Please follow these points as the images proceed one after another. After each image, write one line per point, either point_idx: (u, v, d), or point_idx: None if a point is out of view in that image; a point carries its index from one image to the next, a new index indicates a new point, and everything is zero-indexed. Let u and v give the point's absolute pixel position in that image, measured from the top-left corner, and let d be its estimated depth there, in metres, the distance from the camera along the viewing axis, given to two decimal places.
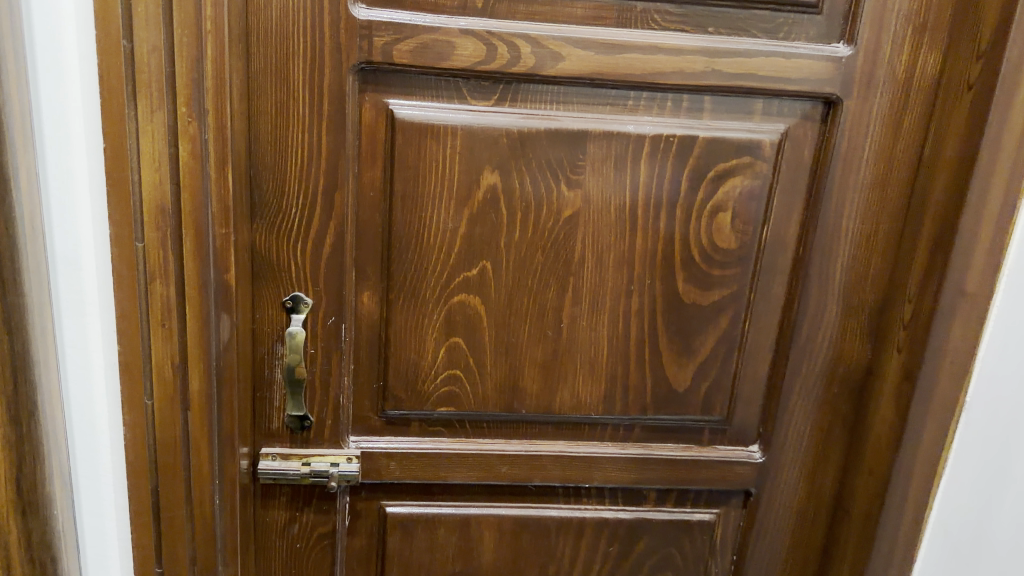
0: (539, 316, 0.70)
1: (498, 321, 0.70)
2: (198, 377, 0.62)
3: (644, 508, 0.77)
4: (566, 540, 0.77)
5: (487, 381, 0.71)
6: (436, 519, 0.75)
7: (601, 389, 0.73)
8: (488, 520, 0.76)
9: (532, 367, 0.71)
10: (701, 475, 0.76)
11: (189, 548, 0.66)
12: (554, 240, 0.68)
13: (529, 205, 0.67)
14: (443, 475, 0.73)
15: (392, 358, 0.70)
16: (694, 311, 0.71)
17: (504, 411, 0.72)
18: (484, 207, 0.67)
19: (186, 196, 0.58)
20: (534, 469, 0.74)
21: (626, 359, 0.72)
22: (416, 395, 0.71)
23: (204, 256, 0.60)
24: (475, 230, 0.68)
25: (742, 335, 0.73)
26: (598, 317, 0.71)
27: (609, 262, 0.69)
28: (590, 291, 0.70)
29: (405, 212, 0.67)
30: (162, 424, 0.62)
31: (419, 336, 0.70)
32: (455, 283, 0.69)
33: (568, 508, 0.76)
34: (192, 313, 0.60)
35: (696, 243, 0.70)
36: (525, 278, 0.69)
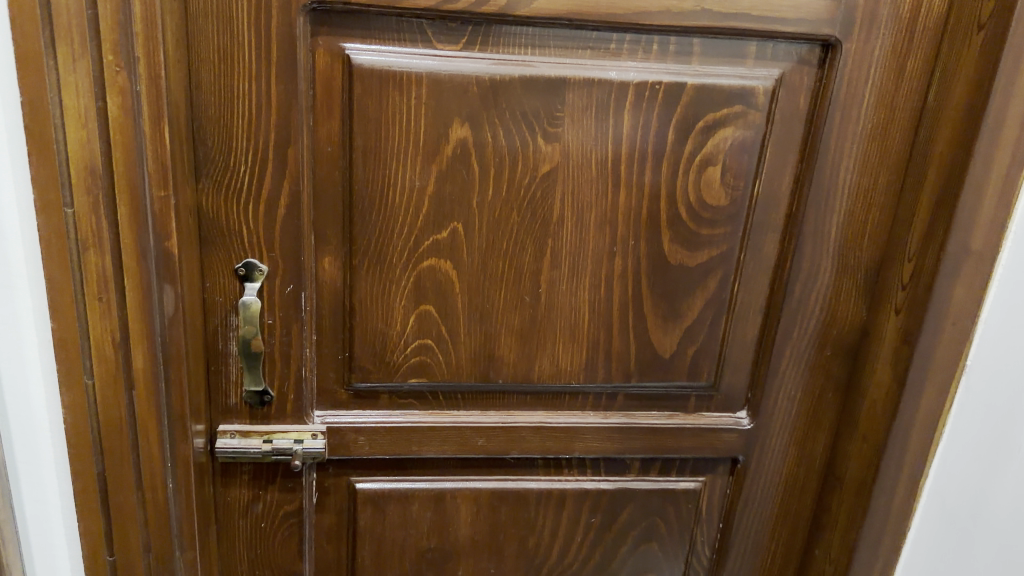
0: (516, 281, 0.65)
1: (471, 286, 0.65)
2: (142, 353, 0.56)
3: (629, 479, 0.73)
4: (547, 513, 0.73)
5: (460, 349, 0.67)
6: (408, 494, 0.71)
7: (582, 357, 0.68)
8: (463, 494, 0.72)
9: (508, 335, 0.67)
10: (687, 443, 0.72)
11: (143, 534, 0.61)
12: (531, 198, 0.63)
13: (502, 160, 0.62)
14: (415, 449, 0.69)
15: (357, 328, 0.65)
16: (681, 273, 0.67)
17: (478, 381, 0.68)
18: (454, 163, 0.62)
19: (118, 155, 0.52)
20: (512, 440, 0.70)
21: (608, 324, 0.67)
22: (384, 366, 0.67)
23: (143, 222, 0.54)
24: (444, 188, 0.62)
25: (731, 297, 0.68)
26: (578, 279, 0.66)
27: (590, 221, 0.64)
28: (569, 253, 0.65)
29: (367, 169, 0.61)
30: (104, 406, 0.56)
31: (386, 304, 0.65)
32: (424, 246, 0.64)
33: (548, 480, 0.72)
34: (132, 285, 0.54)
35: (683, 199, 0.65)
36: (499, 239, 0.64)
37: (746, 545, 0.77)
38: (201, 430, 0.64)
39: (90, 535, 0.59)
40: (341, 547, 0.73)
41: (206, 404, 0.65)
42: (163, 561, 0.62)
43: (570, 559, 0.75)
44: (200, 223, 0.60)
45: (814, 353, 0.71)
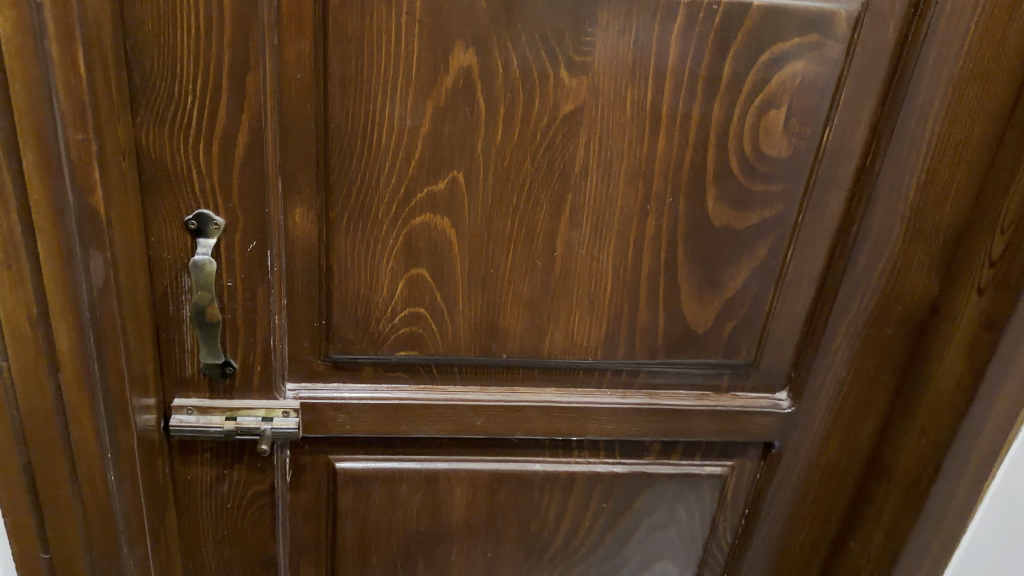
0: (528, 242, 0.54)
1: (473, 247, 0.54)
2: (66, 339, 0.46)
3: (647, 462, 0.65)
4: (553, 497, 0.65)
5: (459, 319, 0.56)
6: (395, 475, 0.62)
7: (602, 330, 0.58)
8: (458, 476, 0.63)
9: (516, 303, 0.56)
10: (716, 426, 0.63)
11: (82, 531, 0.52)
12: (549, 144, 0.51)
13: (515, 96, 0.50)
14: (403, 429, 0.60)
15: (336, 292, 0.55)
16: (725, 237, 0.55)
17: (477, 355, 0.58)
18: (455, 98, 0.49)
19: (19, 86, 0.40)
20: (515, 420, 0.60)
21: (634, 294, 0.57)
22: (369, 336, 0.57)
23: (58, 175, 0.42)
24: (442, 128, 0.50)
25: (781, 267, 0.57)
26: (601, 242, 0.55)
27: (619, 174, 0.53)
28: (593, 211, 0.54)
29: (348, 104, 0.49)
30: (26, 393, 0.47)
31: (371, 265, 0.54)
32: (416, 198, 0.52)
33: (556, 462, 0.63)
34: (49, 250, 0.44)
35: (735, 150, 0.53)
36: (507, 192, 0.53)
37: (773, 534, 0.69)
38: (150, 406, 0.54)
39: (21, 539, 0.50)
40: (320, 528, 0.64)
41: (156, 377, 0.55)
42: (109, 558, 0.53)
43: (576, 544, 0.67)
44: (137, 167, 0.48)
45: (872, 332, 0.60)
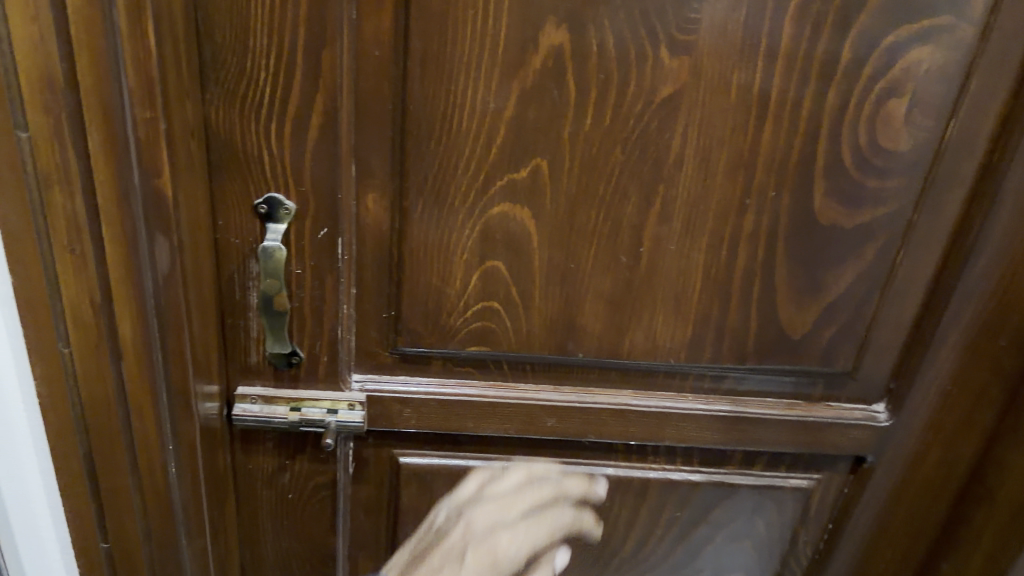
0: (613, 235, 0.50)
1: (554, 240, 0.50)
2: (130, 322, 0.44)
3: (725, 470, 0.61)
4: (624, 503, 0.61)
5: (535, 315, 0.53)
6: (461, 473, 0.59)
7: (688, 331, 0.54)
8: (526, 477, 0.60)
9: (597, 301, 0.53)
10: (805, 438, 0.58)
11: (141, 523, 0.50)
12: (642, 131, 0.47)
13: (609, 78, 0.46)
14: (470, 427, 0.57)
15: (406, 283, 0.52)
16: (829, 236, 0.51)
17: (552, 352, 0.55)
18: (544, 79, 0.46)
19: (83, 60, 0.38)
20: (589, 423, 0.57)
21: (725, 294, 0.53)
22: (440, 330, 0.53)
23: (124, 155, 0.40)
24: (528, 111, 0.46)
25: (890, 269, 0.52)
26: (693, 238, 0.51)
27: (717, 165, 0.48)
28: (685, 205, 0.50)
29: (428, 83, 0.45)
30: (87, 382, 0.45)
31: (444, 256, 0.51)
32: (494, 186, 0.49)
33: (629, 467, 0.60)
34: (113, 235, 0.41)
35: (847, 141, 0.48)
36: (594, 182, 0.49)
37: (856, 556, 0.63)
38: (213, 394, 0.52)
39: (80, 523, 0.49)
40: (380, 523, 0.62)
41: (220, 363, 0.53)
42: (167, 549, 0.52)
43: (645, 552, 0.64)
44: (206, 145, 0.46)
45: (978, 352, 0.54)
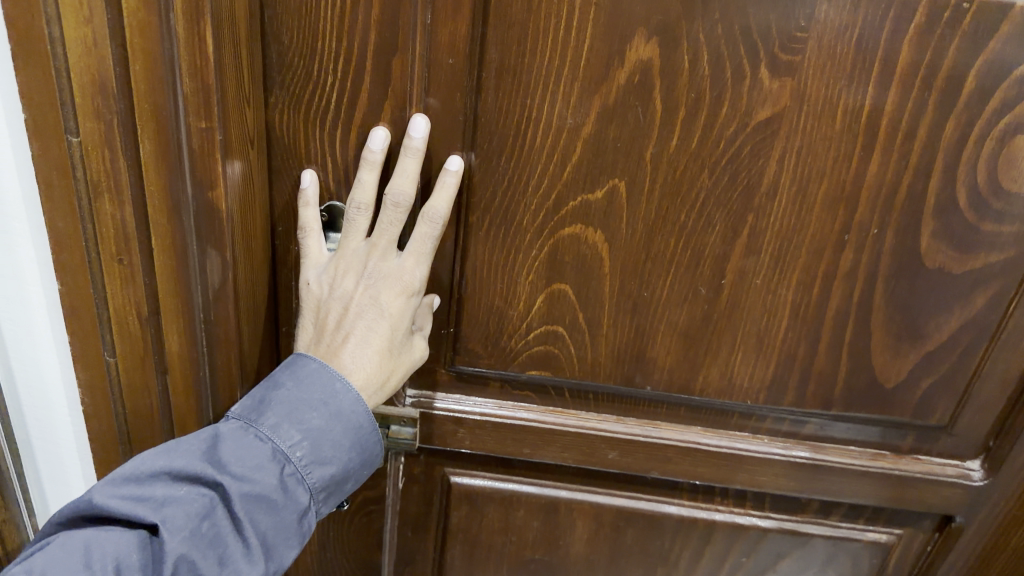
0: (692, 266, 0.47)
1: (627, 269, 0.47)
2: (177, 335, 0.45)
3: (797, 517, 0.56)
4: (685, 543, 0.57)
5: (601, 344, 0.50)
6: (514, 497, 0.56)
7: (768, 372, 0.50)
8: (582, 508, 0.56)
9: (670, 334, 0.49)
10: (888, 492, 0.54)
11: None
12: (732, 157, 0.43)
13: (701, 98, 0.42)
14: (526, 452, 0.54)
15: (467, 302, 0.49)
16: (936, 281, 0.46)
17: (617, 385, 0.51)
18: (628, 96, 0.42)
19: (138, 65, 0.36)
20: (653, 459, 0.53)
21: (813, 336, 0.48)
22: (499, 352, 0.51)
23: (175, 168, 0.39)
24: (609, 130, 0.43)
25: (997, 325, 0.47)
26: (781, 274, 0.46)
27: (815, 198, 0.44)
28: (776, 238, 0.45)
29: (502, 96, 0.42)
30: (131, 386, 0.46)
31: (508, 277, 0.48)
32: (565, 208, 0.45)
33: (693, 507, 0.56)
34: (161, 244, 0.41)
35: (964, 182, 0.43)
36: (674, 208, 0.45)
37: None
38: None
39: None
40: (429, 541, 0.60)
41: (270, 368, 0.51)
42: None
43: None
44: (265, 153, 0.44)
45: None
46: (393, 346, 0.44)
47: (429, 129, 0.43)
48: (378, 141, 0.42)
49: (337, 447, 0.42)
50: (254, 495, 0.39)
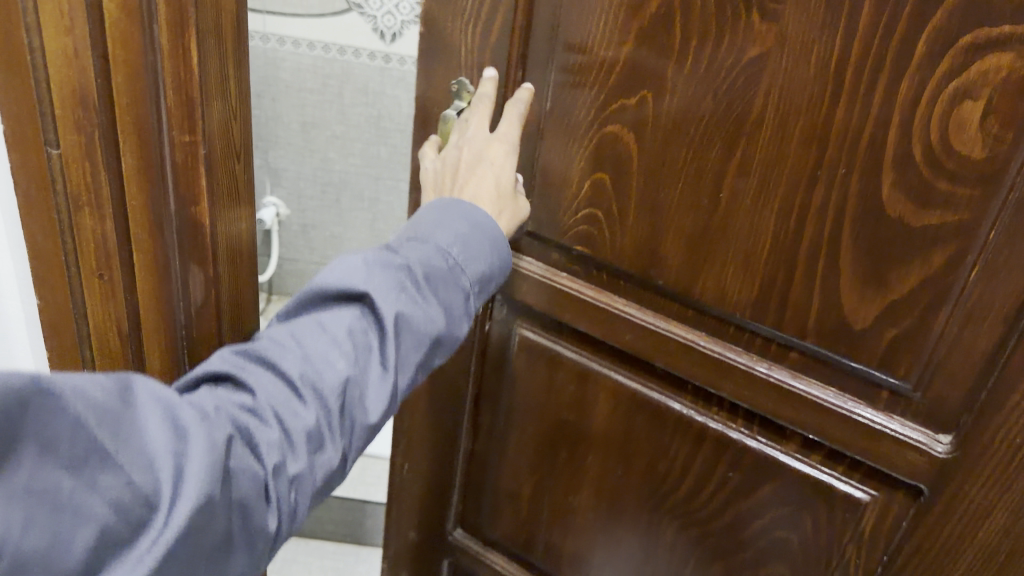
0: (695, 178, 0.58)
1: (649, 167, 0.59)
2: (149, 279, 0.61)
3: (767, 441, 0.63)
4: (681, 443, 0.67)
5: (626, 233, 0.63)
6: (557, 356, 0.72)
7: (754, 288, 0.58)
8: (605, 383, 0.69)
9: (677, 235, 0.60)
10: (856, 440, 0.58)
11: None
12: (728, 84, 0.54)
13: (707, 31, 0.53)
14: (567, 316, 0.69)
15: (536, 182, 0.66)
16: (900, 231, 0.51)
17: (648, 278, 0.63)
18: (655, 23, 0.55)
19: (120, 74, 0.53)
20: (657, 348, 0.65)
21: (792, 258, 0.56)
22: (554, 227, 0.66)
23: (152, 159, 0.56)
24: (641, 51, 0.56)
25: (961, 288, 0.50)
26: (765, 199, 0.55)
27: (794, 132, 0.53)
28: (764, 160, 0.54)
29: (573, 14, 0.58)
30: (105, 320, 0.64)
31: (566, 164, 0.63)
32: (611, 108, 0.59)
33: (693, 410, 0.66)
34: (139, 226, 0.59)
35: (920, 136, 0.48)
36: (685, 120, 0.57)
37: None
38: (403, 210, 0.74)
39: None
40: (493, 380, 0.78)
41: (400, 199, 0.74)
42: None
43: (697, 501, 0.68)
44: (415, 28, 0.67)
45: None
46: (500, 192, 0.60)
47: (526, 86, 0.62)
48: (489, 71, 0.62)
49: (483, 247, 0.54)
50: (434, 270, 0.50)
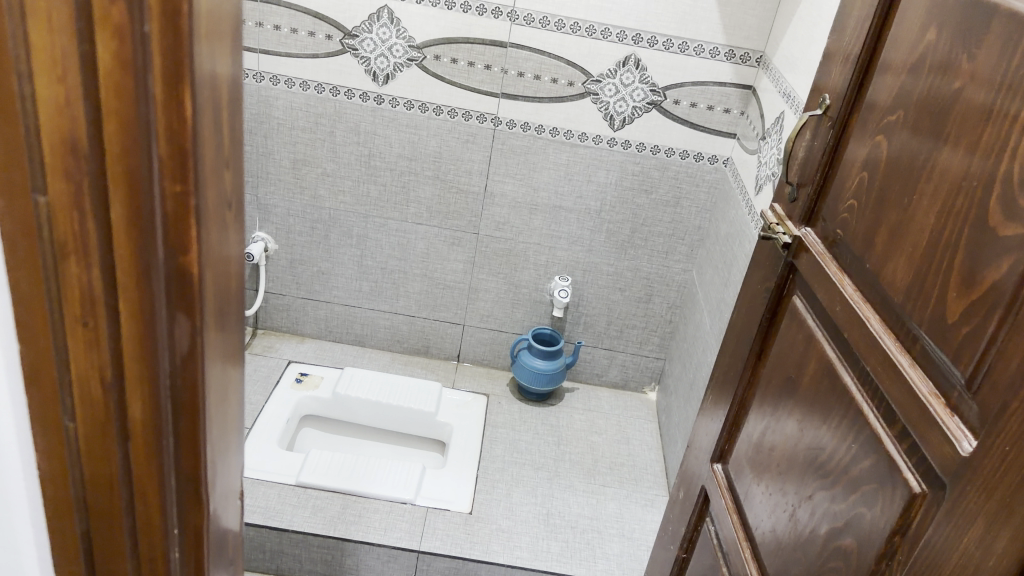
0: (940, 185, 1.07)
1: (931, 178, 1.09)
2: (136, 325, 0.66)
3: (930, 384, 1.03)
4: (879, 335, 1.16)
5: (913, 213, 1.13)
6: (847, 296, 1.27)
7: (940, 255, 1.04)
8: (869, 315, 1.20)
9: (930, 216, 1.08)
10: (953, 348, 0.99)
11: (179, 439, 0.73)
12: (969, 130, 1.02)
13: (969, 100, 1.02)
14: (870, 266, 1.23)
15: (898, 148, 1.19)
16: (993, 229, 0.93)
17: (917, 244, 1.10)
18: (955, 98, 1.06)
19: (113, 130, 0.59)
20: (892, 292, 1.15)
21: (971, 253, 0.97)
22: (893, 192, 1.19)
23: (142, 209, 0.62)
24: (951, 110, 1.06)
25: (1005, 282, 0.90)
26: (949, 207, 1.04)
27: (972, 168, 1.00)
28: (959, 182, 1.02)
29: (944, 77, 1.09)
30: (88, 365, 0.68)
31: (904, 162, 1.17)
32: (934, 133, 1.10)
33: (889, 344, 1.13)
34: (124, 273, 0.64)
35: (1005, 189, 0.92)
36: (947, 152, 1.06)
37: None
38: (840, 174, 1.39)
39: (54, 471, 0.73)
40: (833, 328, 1.33)
41: (842, 159, 1.38)
42: (153, 493, 0.74)
43: (892, 417, 1.11)
44: (874, 89, 1.30)
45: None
46: None
47: (912, 105, 1.17)
48: (895, 114, 1.22)
49: None
50: None
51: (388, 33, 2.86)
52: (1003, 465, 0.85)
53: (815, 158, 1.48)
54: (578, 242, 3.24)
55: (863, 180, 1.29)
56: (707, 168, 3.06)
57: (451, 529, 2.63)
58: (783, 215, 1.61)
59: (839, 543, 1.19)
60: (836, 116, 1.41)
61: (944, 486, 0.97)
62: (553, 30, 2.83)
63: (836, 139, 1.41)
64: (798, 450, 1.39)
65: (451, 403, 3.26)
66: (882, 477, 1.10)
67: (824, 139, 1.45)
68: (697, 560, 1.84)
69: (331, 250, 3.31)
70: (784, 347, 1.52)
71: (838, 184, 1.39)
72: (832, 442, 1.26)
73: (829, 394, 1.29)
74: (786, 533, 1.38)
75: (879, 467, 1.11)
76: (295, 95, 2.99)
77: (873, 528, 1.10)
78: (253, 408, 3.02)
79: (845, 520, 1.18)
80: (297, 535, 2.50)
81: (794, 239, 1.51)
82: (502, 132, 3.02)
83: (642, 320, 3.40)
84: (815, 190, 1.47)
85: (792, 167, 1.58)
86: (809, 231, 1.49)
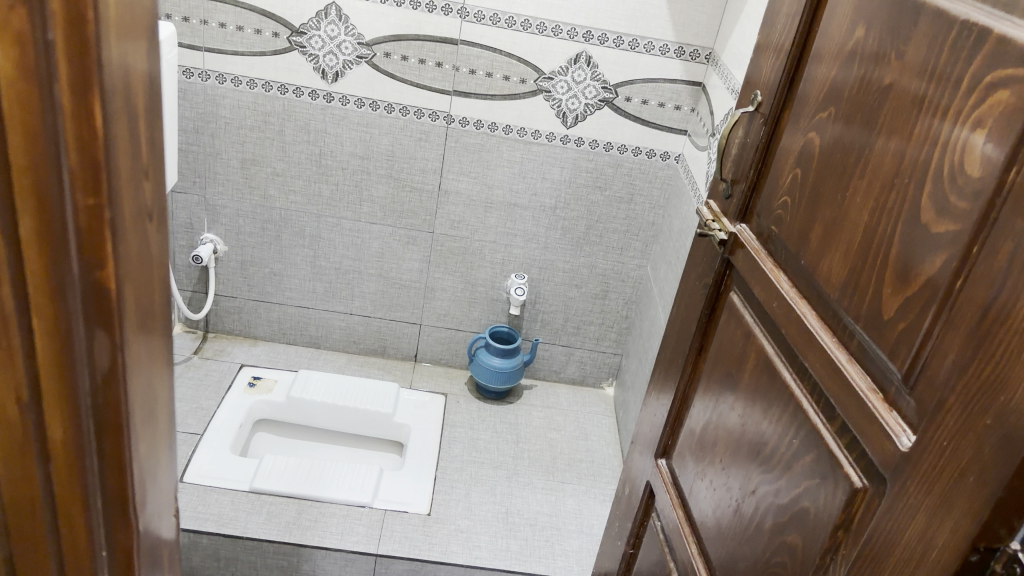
0: (873, 180, 1.08)
1: (863, 173, 1.10)
2: (49, 344, 0.63)
3: (868, 378, 1.04)
4: (817, 330, 1.17)
5: (847, 209, 1.14)
6: (784, 292, 1.28)
7: (874, 251, 1.05)
8: (806, 311, 1.21)
9: (863, 211, 1.09)
10: (889, 344, 1.00)
11: (100, 459, 0.70)
12: (899, 125, 1.03)
13: (899, 95, 1.03)
14: (805, 262, 1.24)
15: (830, 143, 1.21)
16: (925, 228, 0.95)
17: (852, 240, 1.11)
18: (885, 93, 1.07)
19: (20, 142, 0.56)
20: (827, 287, 1.17)
21: (905, 251, 0.98)
22: (827, 187, 1.20)
23: (54, 222, 0.59)
24: (882, 105, 1.07)
25: (938, 283, 0.91)
26: (882, 204, 1.05)
27: (904, 163, 1.01)
28: (891, 176, 1.03)
29: (874, 71, 1.10)
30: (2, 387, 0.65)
31: (836, 158, 1.18)
32: (866, 128, 1.11)
33: (827, 342, 1.14)
34: (34, 291, 0.61)
35: (936, 189, 0.93)
36: (879, 147, 1.07)
37: None
38: (773, 169, 1.40)
39: None
40: (771, 324, 1.34)
41: (776, 154, 1.39)
42: (79, 514, 0.71)
43: (832, 413, 1.12)
44: (806, 84, 1.31)
45: (985, 333, 0.82)
46: None
47: (843, 100, 1.18)
48: (827, 109, 1.23)
49: None
50: None
51: (336, 30, 2.82)
52: (941, 459, 0.86)
53: (749, 153, 1.49)
54: (534, 240, 3.23)
55: (797, 175, 1.30)
56: (659, 164, 3.07)
57: (409, 531, 2.61)
58: (718, 210, 1.62)
59: (784, 535, 1.20)
60: (769, 111, 1.42)
61: (884, 480, 0.98)
62: (504, 27, 2.82)
63: (770, 134, 1.42)
64: (740, 445, 1.40)
65: (407, 404, 3.23)
66: (824, 472, 1.11)
67: (758, 134, 1.46)
68: (643, 555, 1.85)
69: (283, 251, 3.25)
70: (723, 342, 1.53)
71: (773, 178, 1.40)
72: (773, 437, 1.27)
73: (769, 389, 1.30)
74: (730, 528, 1.39)
75: (821, 461, 1.12)
76: (243, 93, 2.93)
77: (817, 522, 1.11)
78: (205, 414, 2.96)
79: (790, 514, 1.19)
80: (251, 542, 2.46)
81: (730, 234, 1.52)
82: (455, 129, 3.00)
83: (598, 317, 3.40)
84: (750, 185, 1.48)
85: (726, 163, 1.59)
86: (744, 226, 1.50)
